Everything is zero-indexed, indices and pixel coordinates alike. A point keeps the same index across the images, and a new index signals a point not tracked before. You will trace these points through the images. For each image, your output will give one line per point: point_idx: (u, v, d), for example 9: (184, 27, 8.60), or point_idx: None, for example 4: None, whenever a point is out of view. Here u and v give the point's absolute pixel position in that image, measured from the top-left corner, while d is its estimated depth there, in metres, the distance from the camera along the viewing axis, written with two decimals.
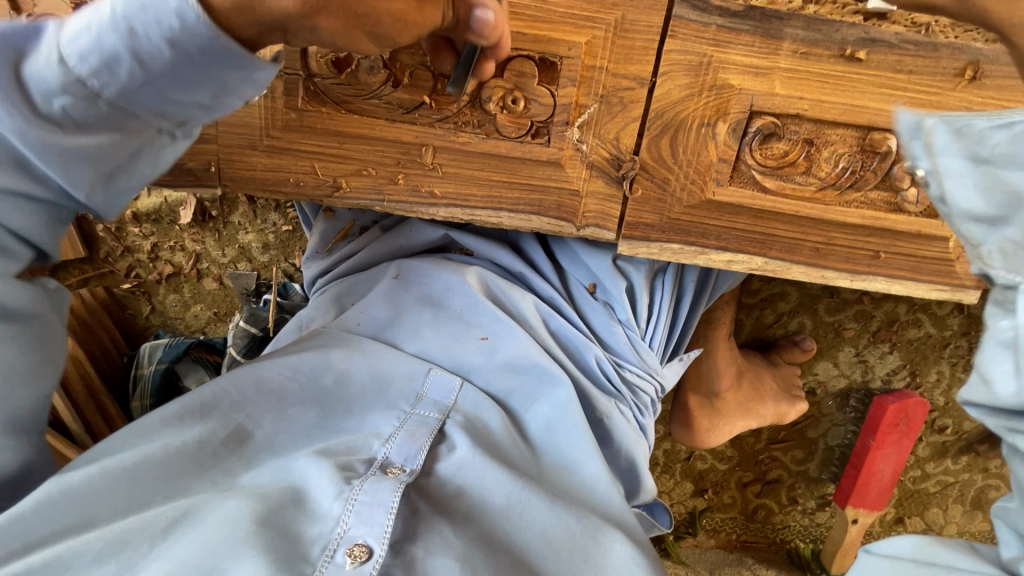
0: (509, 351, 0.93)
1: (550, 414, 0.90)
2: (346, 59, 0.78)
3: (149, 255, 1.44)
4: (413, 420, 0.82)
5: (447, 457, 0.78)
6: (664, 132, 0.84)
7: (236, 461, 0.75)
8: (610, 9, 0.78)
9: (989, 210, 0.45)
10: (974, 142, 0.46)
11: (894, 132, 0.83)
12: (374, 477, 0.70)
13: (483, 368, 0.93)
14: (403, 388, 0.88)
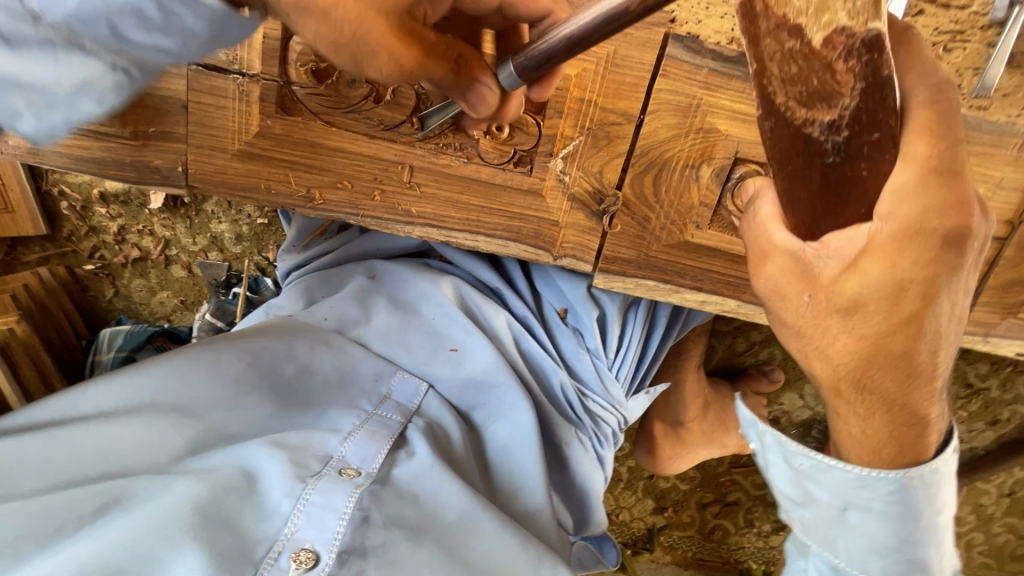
0: (476, 368, 0.91)
1: (511, 436, 0.88)
2: (327, 69, 0.76)
3: (115, 238, 1.41)
4: (374, 420, 0.79)
5: (404, 463, 0.74)
6: (647, 170, 0.83)
7: (181, 441, 0.69)
8: (603, 43, 0.77)
9: (792, 494, 0.70)
10: (794, 458, 0.67)
11: None
12: (328, 479, 0.66)
13: (448, 380, 0.91)
14: (368, 386, 0.86)
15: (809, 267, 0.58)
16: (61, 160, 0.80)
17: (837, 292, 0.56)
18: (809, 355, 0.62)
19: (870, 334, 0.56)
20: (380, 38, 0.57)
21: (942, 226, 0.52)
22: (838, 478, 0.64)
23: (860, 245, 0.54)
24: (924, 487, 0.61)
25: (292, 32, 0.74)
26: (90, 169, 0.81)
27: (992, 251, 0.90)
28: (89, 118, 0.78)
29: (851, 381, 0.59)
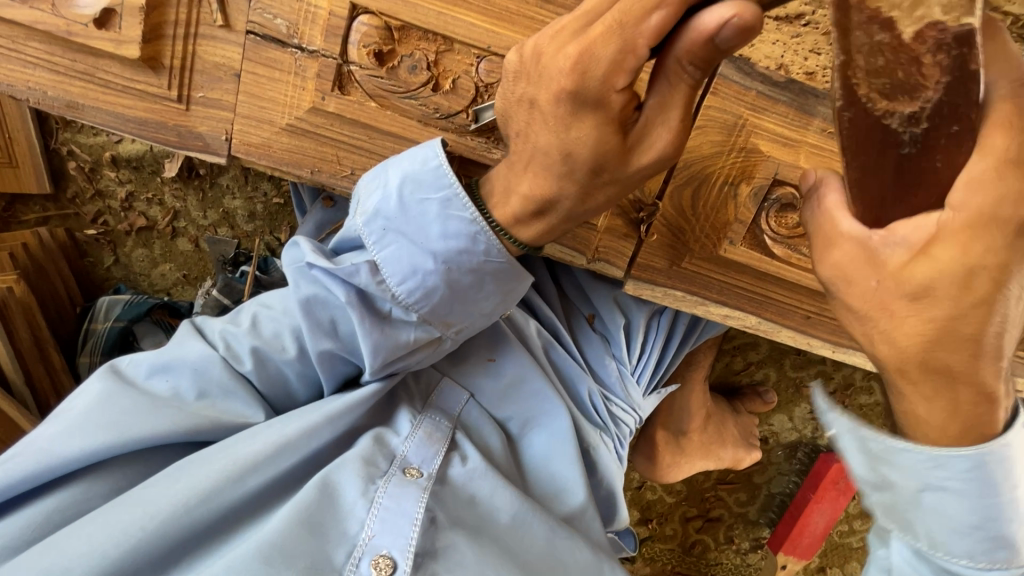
0: (517, 373, 0.90)
1: (550, 443, 0.91)
2: (389, 53, 0.76)
3: (121, 204, 1.36)
4: (427, 421, 0.82)
5: (458, 466, 0.79)
6: (689, 183, 0.86)
7: (242, 478, 0.71)
8: None
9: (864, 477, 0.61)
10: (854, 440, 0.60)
11: None
12: (396, 480, 0.74)
13: (489, 391, 0.91)
14: (411, 388, 0.88)
15: (878, 254, 0.52)
16: (101, 116, 0.78)
17: (906, 278, 0.51)
18: (874, 346, 0.54)
19: (941, 317, 0.50)
20: (581, 149, 0.63)
21: (1017, 217, 0.48)
22: (911, 462, 0.56)
23: (929, 232, 0.50)
24: (999, 464, 0.54)
25: (358, 12, 0.74)
26: (131, 129, 0.79)
27: None
28: (138, 77, 0.77)
29: (918, 363, 0.52)
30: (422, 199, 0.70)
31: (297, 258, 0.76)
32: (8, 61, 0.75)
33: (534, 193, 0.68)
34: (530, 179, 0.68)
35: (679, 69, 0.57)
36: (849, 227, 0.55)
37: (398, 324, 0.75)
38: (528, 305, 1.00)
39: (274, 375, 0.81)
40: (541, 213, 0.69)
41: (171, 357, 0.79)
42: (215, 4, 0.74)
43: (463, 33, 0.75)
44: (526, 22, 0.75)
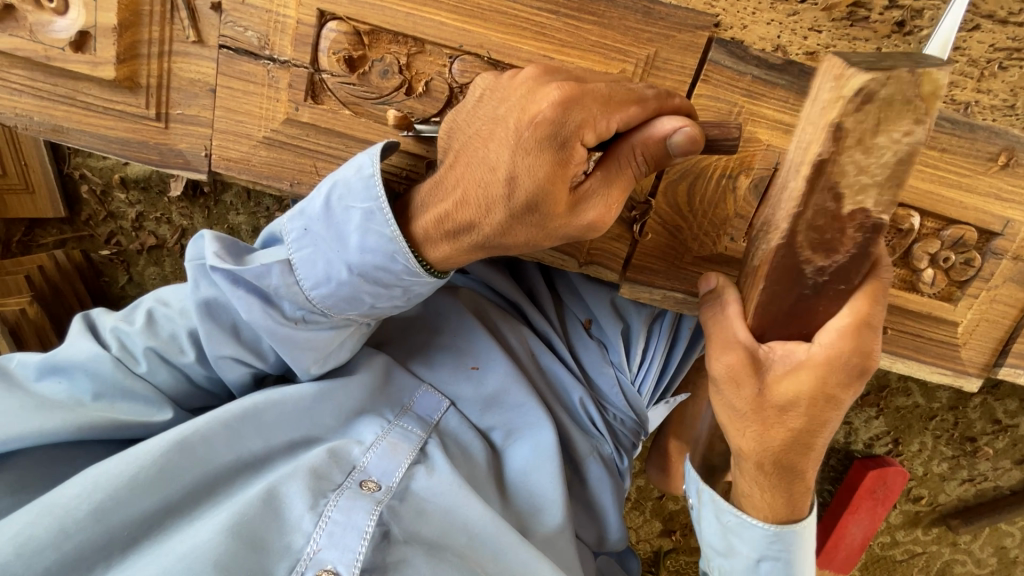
0: (498, 386, 0.90)
1: (534, 455, 0.90)
2: (360, 59, 0.74)
3: (132, 224, 1.40)
4: (396, 431, 0.82)
5: (423, 478, 0.78)
6: (682, 178, 0.80)
7: (177, 482, 0.72)
8: (644, 44, 0.73)
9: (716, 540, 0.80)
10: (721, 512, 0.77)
11: (918, 210, 0.79)
12: (350, 492, 0.74)
13: (470, 399, 0.90)
14: (390, 396, 0.87)
15: (763, 362, 0.66)
16: (85, 138, 0.79)
17: (777, 390, 0.65)
18: (738, 441, 0.69)
19: (798, 428, 0.66)
20: (526, 179, 0.62)
21: (851, 358, 0.63)
22: (756, 535, 0.75)
23: (800, 357, 0.65)
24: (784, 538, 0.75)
25: (327, 19, 0.73)
26: (114, 149, 0.79)
27: None
28: (118, 97, 0.77)
29: (768, 459, 0.68)
30: (343, 207, 0.68)
31: (201, 256, 0.74)
32: None
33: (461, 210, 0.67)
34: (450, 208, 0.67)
35: (631, 155, 0.63)
36: (741, 333, 0.67)
37: (313, 329, 0.75)
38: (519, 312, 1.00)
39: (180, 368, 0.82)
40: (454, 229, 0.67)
41: (59, 358, 0.78)
42: (187, 21, 0.74)
43: (433, 33, 0.72)
44: (499, 18, 0.72)
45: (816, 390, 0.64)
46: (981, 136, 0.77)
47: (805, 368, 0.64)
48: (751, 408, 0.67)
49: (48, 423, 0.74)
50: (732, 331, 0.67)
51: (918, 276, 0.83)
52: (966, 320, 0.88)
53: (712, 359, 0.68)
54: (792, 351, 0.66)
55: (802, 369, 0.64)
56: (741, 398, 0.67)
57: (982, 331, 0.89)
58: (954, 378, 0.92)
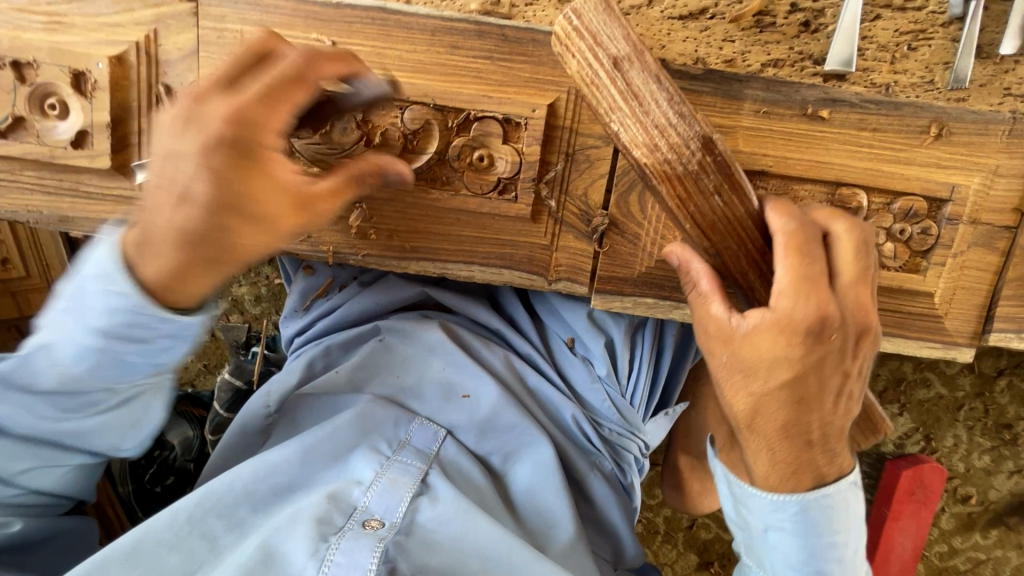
0: (488, 411, 0.94)
1: (533, 477, 0.94)
2: (321, 120, 0.81)
3: None
4: (395, 466, 0.84)
5: (428, 509, 0.81)
6: (631, 188, 0.85)
7: (199, 534, 0.78)
8: (573, 74, 0.81)
9: (732, 513, 0.86)
10: (733, 482, 0.83)
11: (861, 188, 0.83)
12: (352, 532, 0.75)
13: (465, 427, 0.95)
14: (386, 431, 0.90)
15: (728, 332, 0.71)
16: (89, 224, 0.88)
17: (746, 351, 0.70)
18: (733, 406, 0.74)
19: (778, 384, 0.70)
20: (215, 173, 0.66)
21: (808, 313, 0.68)
22: (760, 504, 0.80)
23: (758, 322, 0.69)
24: (820, 510, 0.78)
25: None
26: None
27: (1005, 241, 0.87)
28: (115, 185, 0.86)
29: (753, 425, 0.73)
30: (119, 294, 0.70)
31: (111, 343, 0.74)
32: (8, 192, 0.87)
33: (186, 228, 0.64)
34: (252, 223, 0.65)
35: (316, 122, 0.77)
36: (715, 310, 0.72)
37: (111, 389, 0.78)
38: (499, 338, 1.04)
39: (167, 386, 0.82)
40: (245, 154, 0.64)
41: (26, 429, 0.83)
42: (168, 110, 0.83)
43: (382, 89, 0.80)
44: (441, 70, 0.80)
45: (776, 350, 0.69)
46: (907, 112, 0.82)
47: (769, 326, 0.69)
48: (737, 371, 0.71)
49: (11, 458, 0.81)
50: (706, 305, 0.72)
51: (879, 252, 0.85)
52: (940, 289, 0.88)
53: (706, 314, 0.72)
54: (757, 317, 0.69)
55: (764, 328, 0.69)
56: (718, 365, 0.73)
57: (961, 298, 0.89)
58: (943, 350, 0.91)
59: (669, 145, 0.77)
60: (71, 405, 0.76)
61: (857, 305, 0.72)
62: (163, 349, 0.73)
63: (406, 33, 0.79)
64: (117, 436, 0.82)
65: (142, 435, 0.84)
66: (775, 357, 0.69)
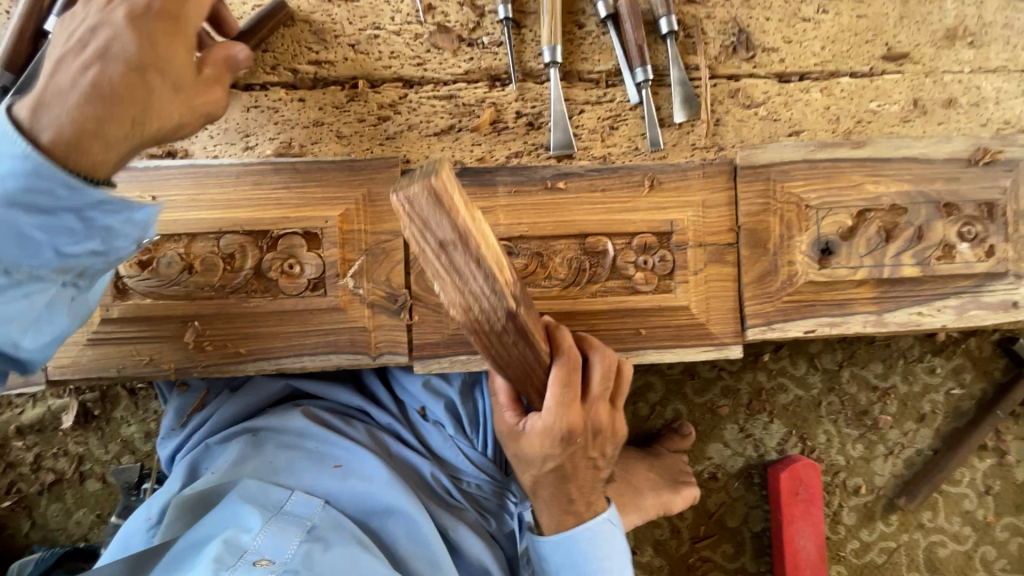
0: (359, 475, 1.04)
1: (407, 529, 1.02)
2: (148, 259, 0.97)
3: (32, 466, 1.49)
4: (282, 519, 0.91)
5: (316, 550, 0.86)
6: (424, 268, 1.02)
7: None
8: (356, 189, 1.01)
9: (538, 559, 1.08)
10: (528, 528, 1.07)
11: (604, 235, 1.03)
12: (244, 567, 0.79)
13: (340, 493, 1.03)
14: (268, 499, 0.95)
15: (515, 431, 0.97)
16: None
17: (528, 449, 0.96)
18: (524, 478, 1.01)
19: (550, 469, 0.96)
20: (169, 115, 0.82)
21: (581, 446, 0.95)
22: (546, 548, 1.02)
23: (534, 428, 0.93)
24: (588, 542, 1.00)
25: None
26: None
27: (733, 254, 1.08)
28: None
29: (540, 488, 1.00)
30: None
31: None
32: None
33: (80, 83, 0.74)
34: (123, 120, 0.75)
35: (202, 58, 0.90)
36: (505, 417, 0.98)
37: None
38: (362, 416, 1.15)
39: (71, 289, 0.81)
40: (143, 71, 0.76)
41: None
42: None
43: (199, 227, 0.97)
44: (247, 203, 0.99)
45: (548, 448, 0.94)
46: (623, 173, 1.04)
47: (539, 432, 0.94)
48: (522, 455, 0.98)
49: None
50: (500, 412, 0.99)
51: (634, 281, 1.04)
52: (694, 301, 1.06)
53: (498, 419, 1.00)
54: (534, 425, 0.93)
55: (538, 433, 0.93)
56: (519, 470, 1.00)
57: (716, 306, 1.08)
58: (717, 350, 1.08)
59: (480, 312, 0.74)
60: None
61: (601, 417, 0.95)
62: (82, 232, 0.77)
63: (215, 180, 0.99)
64: (20, 330, 0.77)
65: (53, 332, 0.82)
66: (545, 453, 0.95)
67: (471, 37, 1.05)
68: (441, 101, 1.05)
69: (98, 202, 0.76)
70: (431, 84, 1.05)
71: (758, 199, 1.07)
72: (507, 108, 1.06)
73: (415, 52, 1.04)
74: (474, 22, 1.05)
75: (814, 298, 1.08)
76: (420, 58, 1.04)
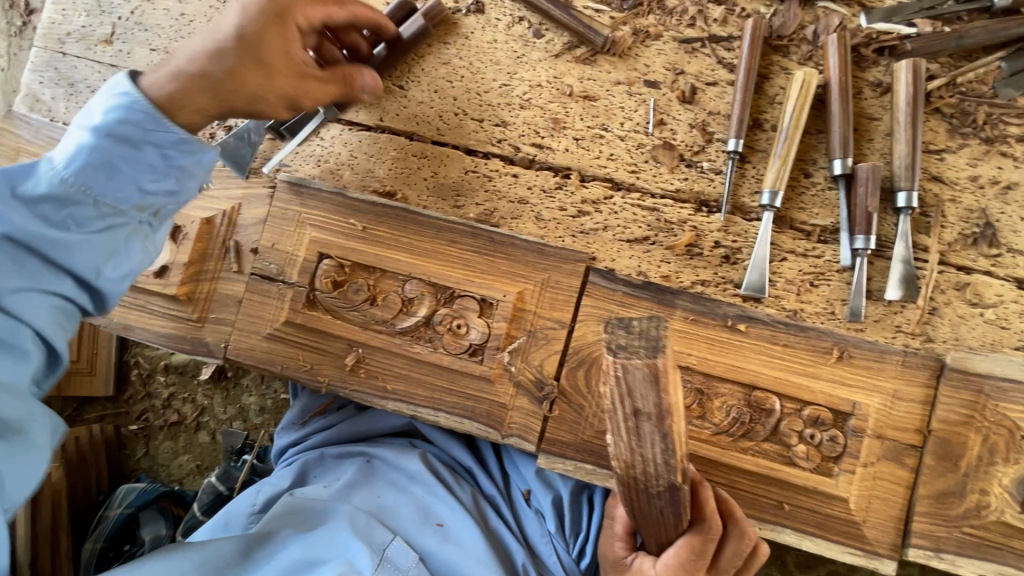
0: (456, 543, 1.04)
1: None
2: (342, 281, 1.06)
3: (163, 402, 1.66)
4: (385, 566, 0.98)
5: None
6: (579, 366, 1.02)
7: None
8: (540, 272, 1.03)
9: None
10: None
11: (774, 393, 0.97)
12: None
13: (434, 555, 1.03)
14: (373, 540, 1.01)
15: (620, 565, 0.93)
16: (145, 333, 1.11)
17: None
18: None
19: None
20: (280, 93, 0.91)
21: None
22: None
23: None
24: None
25: (323, 257, 1.06)
26: (162, 341, 1.10)
27: (913, 458, 0.96)
28: (174, 306, 1.10)
29: None
30: None
31: None
32: None
33: (205, 46, 0.85)
34: (249, 63, 0.86)
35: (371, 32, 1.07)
36: (613, 547, 0.95)
37: None
38: (469, 479, 1.15)
39: (146, 227, 0.90)
40: (256, 53, 0.86)
41: None
42: (233, 259, 1.10)
43: (392, 266, 1.04)
44: (439, 257, 1.04)
45: None
46: (812, 336, 0.98)
47: None
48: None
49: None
50: (611, 541, 0.95)
51: (793, 452, 0.96)
52: (854, 495, 0.96)
53: (605, 544, 0.97)
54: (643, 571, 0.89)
55: None
56: None
57: (877, 508, 0.96)
58: (865, 558, 0.96)
59: (642, 472, 0.76)
60: (56, 220, 0.84)
61: None
62: (161, 169, 0.86)
63: (418, 228, 1.05)
64: (99, 258, 0.87)
65: (130, 266, 0.90)
66: None
67: (692, 159, 1.05)
68: (644, 211, 1.05)
69: (176, 140, 0.85)
70: (639, 193, 1.06)
71: (962, 409, 0.95)
72: (707, 235, 1.04)
73: (633, 159, 1.06)
74: (699, 146, 1.05)
75: (1001, 542, 0.93)
76: (636, 166, 1.06)
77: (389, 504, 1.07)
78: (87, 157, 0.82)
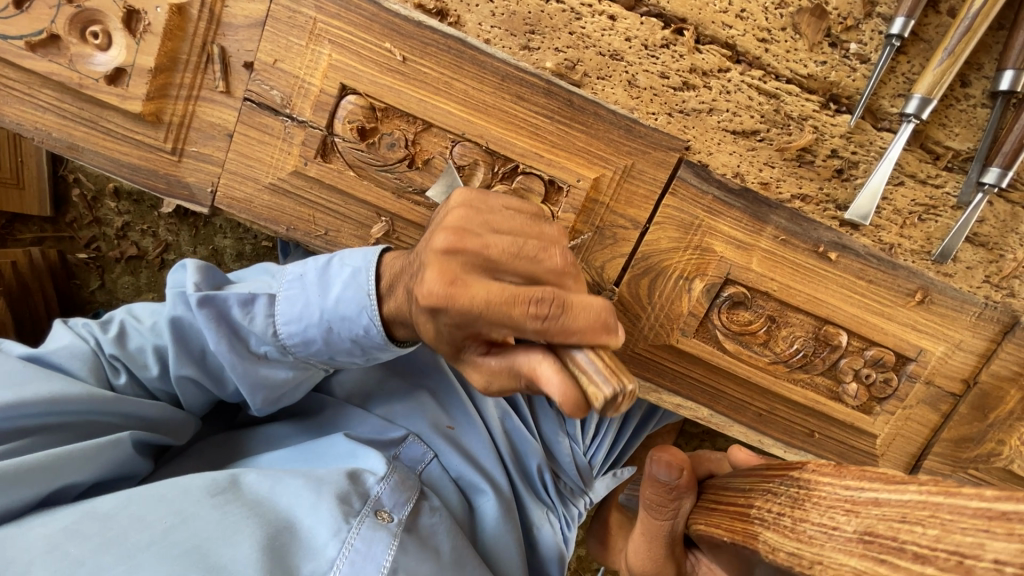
0: (472, 446, 0.98)
1: (501, 516, 0.94)
2: (371, 130, 0.82)
3: (116, 232, 1.41)
4: (401, 468, 0.88)
5: (428, 515, 0.84)
6: (645, 274, 0.88)
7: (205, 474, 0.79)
8: (623, 155, 0.83)
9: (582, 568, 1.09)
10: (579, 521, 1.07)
11: (846, 330, 0.89)
12: (369, 523, 0.77)
13: (452, 455, 0.95)
14: (381, 446, 0.92)
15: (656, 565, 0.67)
16: (96, 159, 0.84)
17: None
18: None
19: None
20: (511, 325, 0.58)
21: None
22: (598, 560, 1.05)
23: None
24: None
25: (347, 92, 0.81)
26: (123, 173, 0.85)
27: (948, 405, 0.92)
28: (139, 129, 0.83)
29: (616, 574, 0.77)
30: (277, 350, 0.79)
31: (280, 337, 0.78)
32: (20, 104, 0.82)
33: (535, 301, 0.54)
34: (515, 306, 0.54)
35: None
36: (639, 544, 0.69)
37: (270, 364, 0.80)
38: None
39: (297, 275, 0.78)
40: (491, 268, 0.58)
41: (269, 382, 0.81)
42: (218, 73, 0.81)
43: (441, 119, 0.81)
44: (502, 117, 0.82)
45: None
46: (902, 274, 0.87)
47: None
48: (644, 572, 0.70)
49: (299, 385, 0.85)
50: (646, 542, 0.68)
51: (843, 389, 0.92)
52: (883, 433, 0.93)
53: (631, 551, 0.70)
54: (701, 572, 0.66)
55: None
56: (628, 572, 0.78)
57: (898, 445, 0.94)
58: None
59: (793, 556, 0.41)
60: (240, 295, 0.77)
61: None
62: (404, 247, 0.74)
63: (478, 71, 0.80)
64: (309, 285, 0.76)
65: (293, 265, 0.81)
66: None
67: (840, 36, 0.84)
68: (761, 96, 0.86)
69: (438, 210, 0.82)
70: (763, 71, 0.85)
71: None
72: (827, 141, 0.87)
73: (767, 23, 0.84)
74: (854, 20, 0.83)
75: None
76: (768, 33, 0.84)
77: (399, 397, 0.99)
78: (357, 309, 0.73)
